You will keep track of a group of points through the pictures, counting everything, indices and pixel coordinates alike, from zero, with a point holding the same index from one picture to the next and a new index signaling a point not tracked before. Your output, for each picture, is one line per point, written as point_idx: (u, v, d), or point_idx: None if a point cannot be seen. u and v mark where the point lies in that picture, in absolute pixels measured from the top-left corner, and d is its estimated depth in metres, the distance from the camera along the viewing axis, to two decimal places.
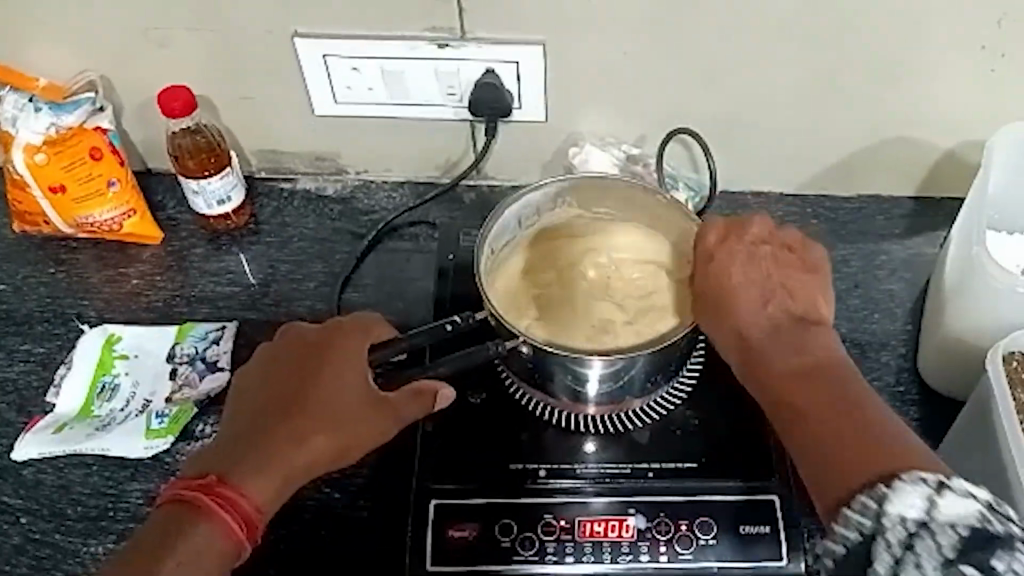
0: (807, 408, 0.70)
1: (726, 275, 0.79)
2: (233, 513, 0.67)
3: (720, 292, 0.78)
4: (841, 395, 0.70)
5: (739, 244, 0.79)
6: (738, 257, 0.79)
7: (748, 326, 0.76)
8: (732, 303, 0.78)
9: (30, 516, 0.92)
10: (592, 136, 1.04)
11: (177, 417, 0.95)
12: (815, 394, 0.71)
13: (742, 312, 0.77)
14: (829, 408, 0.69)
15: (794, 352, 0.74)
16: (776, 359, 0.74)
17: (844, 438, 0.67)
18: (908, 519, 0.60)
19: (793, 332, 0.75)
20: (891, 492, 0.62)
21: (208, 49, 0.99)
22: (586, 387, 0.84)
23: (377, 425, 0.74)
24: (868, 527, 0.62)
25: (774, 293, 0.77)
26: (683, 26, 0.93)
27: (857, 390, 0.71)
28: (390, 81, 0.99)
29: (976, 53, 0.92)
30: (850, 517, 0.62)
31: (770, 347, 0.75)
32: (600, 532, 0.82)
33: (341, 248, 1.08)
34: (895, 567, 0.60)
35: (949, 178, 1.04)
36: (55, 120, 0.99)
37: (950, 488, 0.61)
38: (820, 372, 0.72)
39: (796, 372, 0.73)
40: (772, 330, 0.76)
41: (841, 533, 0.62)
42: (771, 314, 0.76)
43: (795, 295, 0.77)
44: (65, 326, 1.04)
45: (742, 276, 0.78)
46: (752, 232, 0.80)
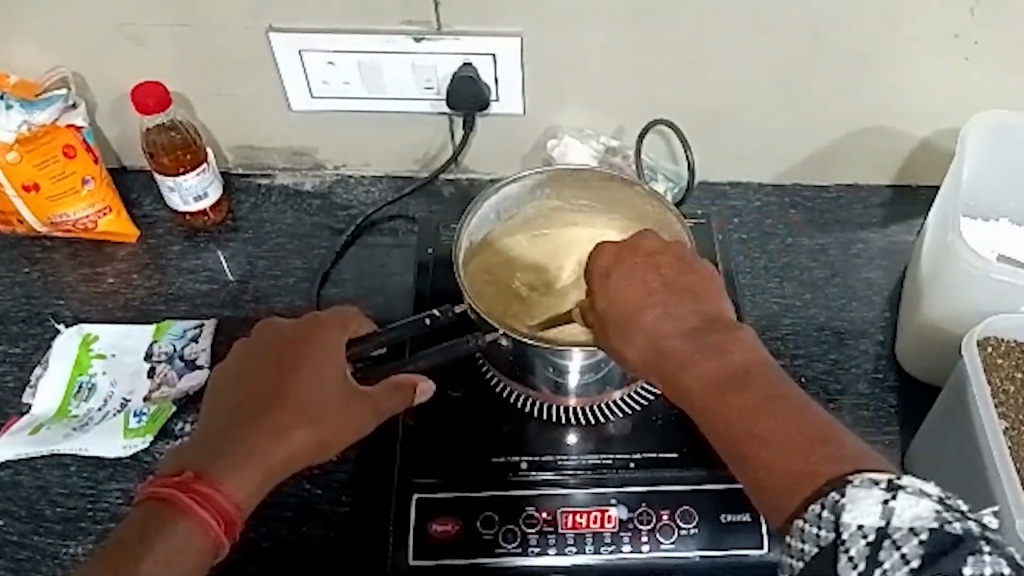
0: (739, 416, 0.62)
1: (625, 285, 0.71)
2: (210, 510, 0.67)
3: (620, 308, 0.70)
4: (771, 397, 0.62)
5: (632, 256, 0.72)
6: (631, 266, 0.72)
7: (658, 335, 0.68)
8: (633, 311, 0.70)
9: (7, 518, 0.91)
10: (570, 129, 1.04)
11: (155, 416, 0.94)
12: (747, 400, 0.62)
13: (647, 320, 0.69)
14: (763, 414, 0.61)
15: (711, 354, 0.65)
16: (692, 366, 0.65)
17: (784, 446, 0.60)
18: (866, 529, 0.52)
19: (704, 333, 0.67)
20: (845, 499, 0.54)
21: (181, 44, 0.98)
22: (567, 378, 0.85)
23: (356, 420, 0.74)
24: (829, 539, 0.54)
25: (672, 296, 0.70)
26: (659, 17, 0.93)
27: (784, 388, 0.63)
28: (367, 75, 0.99)
29: (949, 42, 0.93)
30: (806, 530, 0.56)
31: (685, 353, 0.66)
32: (582, 523, 0.82)
33: (320, 243, 1.08)
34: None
35: (924, 166, 1.05)
36: (27, 118, 0.97)
37: (903, 487, 0.53)
38: (744, 375, 0.64)
39: (718, 380, 0.64)
40: (683, 334, 0.67)
41: (797, 546, 0.56)
42: (679, 317, 0.68)
43: (696, 296, 0.70)
44: (41, 326, 1.03)
45: (635, 282, 0.71)
46: (646, 244, 0.73)
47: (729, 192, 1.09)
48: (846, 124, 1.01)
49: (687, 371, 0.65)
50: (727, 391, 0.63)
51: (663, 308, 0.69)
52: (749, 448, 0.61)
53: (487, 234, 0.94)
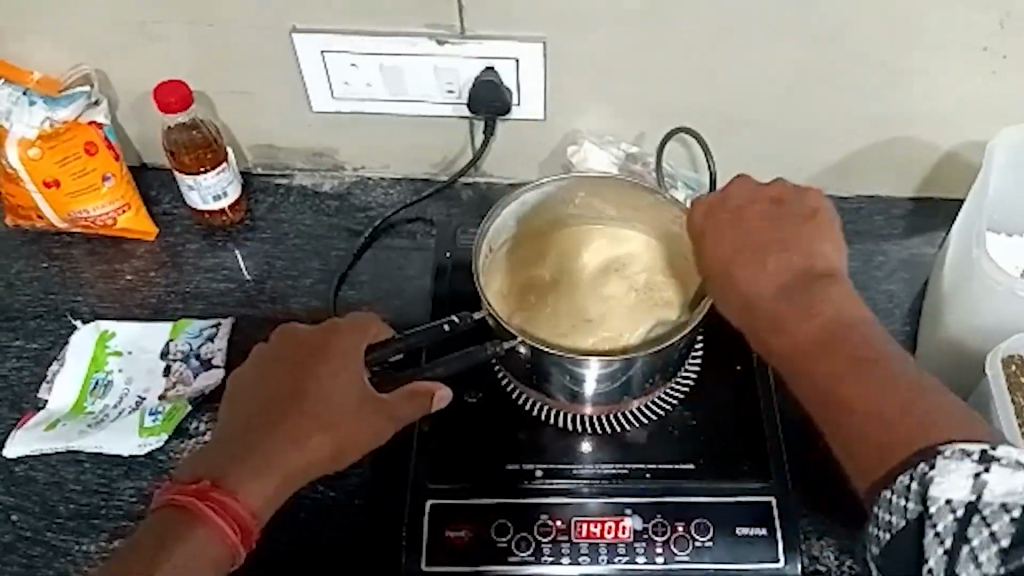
0: (833, 375, 0.67)
1: (720, 243, 0.77)
2: (227, 517, 0.67)
3: (718, 268, 0.76)
4: (867, 360, 0.67)
5: (723, 210, 0.79)
6: (727, 223, 0.78)
7: (755, 293, 0.73)
8: (731, 268, 0.75)
9: (21, 514, 0.92)
10: (591, 134, 1.04)
11: (171, 415, 0.94)
12: (841, 361, 0.67)
13: (742, 277, 0.75)
14: (858, 376, 0.66)
15: (805, 319, 0.70)
16: (789, 329, 0.71)
17: (880, 408, 0.64)
18: (955, 504, 0.55)
19: (803, 292, 0.72)
20: (934, 472, 0.57)
21: (204, 44, 0.98)
22: (583, 387, 0.83)
23: (373, 428, 0.73)
24: (914, 512, 0.57)
25: (770, 250, 0.75)
26: (683, 24, 0.92)
27: (882, 352, 0.68)
28: (388, 77, 0.99)
29: (977, 55, 0.92)
30: (893, 502, 0.59)
31: (781, 312, 0.72)
32: (596, 533, 0.81)
33: (338, 244, 1.08)
34: (948, 560, 0.55)
35: (948, 178, 1.04)
36: (49, 115, 0.99)
37: (997, 461, 0.56)
38: (840, 336, 0.69)
39: (815, 339, 0.69)
40: (781, 290, 0.73)
41: (884, 519, 0.59)
42: (775, 274, 0.74)
43: (795, 249, 0.75)
44: (58, 321, 1.03)
45: (734, 238, 0.77)
46: (735, 194, 0.80)
47: None
48: (870, 135, 1.00)
49: (783, 327, 0.71)
50: (822, 348, 0.69)
51: (761, 265, 0.74)
52: (841, 408, 0.66)
53: (505, 242, 0.94)
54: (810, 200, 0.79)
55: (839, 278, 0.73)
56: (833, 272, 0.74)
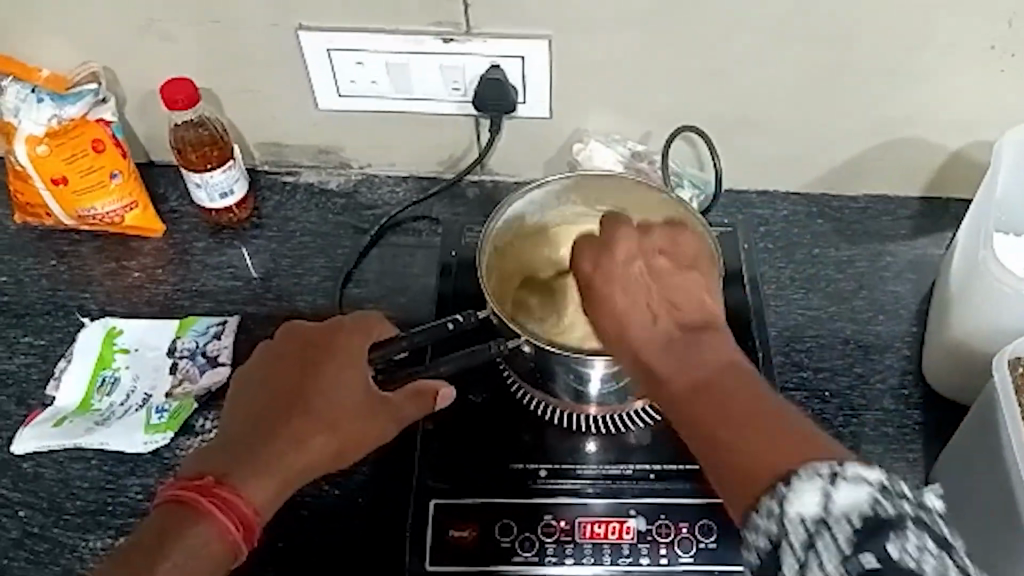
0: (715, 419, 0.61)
1: (610, 301, 0.69)
2: (229, 513, 0.67)
3: (609, 326, 0.69)
4: (744, 399, 0.61)
5: (617, 266, 0.70)
6: (619, 273, 0.70)
7: (639, 349, 0.66)
8: (619, 319, 0.68)
9: (28, 510, 0.92)
10: (597, 133, 1.03)
11: (177, 413, 0.95)
12: (720, 404, 0.61)
13: (630, 332, 0.67)
14: (739, 416, 0.60)
15: (685, 363, 0.64)
16: (671, 377, 0.64)
17: (757, 442, 0.59)
18: (806, 519, 0.53)
19: (689, 341, 0.66)
20: (787, 491, 0.54)
21: (211, 41, 0.99)
22: (587, 386, 0.85)
23: (376, 428, 0.74)
24: (773, 530, 0.54)
25: (657, 300, 0.68)
26: (687, 21, 0.92)
27: (761, 393, 0.62)
28: (394, 75, 0.99)
29: (985, 53, 0.91)
30: (756, 523, 0.55)
31: (664, 364, 0.65)
32: (600, 534, 0.81)
33: (343, 242, 1.08)
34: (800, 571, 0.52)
35: (956, 178, 1.03)
36: (57, 112, 0.99)
37: (843, 476, 0.54)
38: (723, 379, 0.63)
39: (693, 385, 0.63)
40: (661, 345, 0.66)
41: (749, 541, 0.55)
42: (658, 328, 0.67)
43: (676, 299, 0.68)
44: (66, 318, 1.04)
45: (625, 291, 0.69)
46: (621, 249, 0.71)
47: (756, 200, 1.07)
48: (878, 134, 1.00)
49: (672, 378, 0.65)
50: (701, 392, 0.63)
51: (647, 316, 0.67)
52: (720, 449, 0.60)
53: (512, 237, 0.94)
54: (687, 247, 0.73)
55: (720, 328, 0.67)
56: (715, 319, 0.68)
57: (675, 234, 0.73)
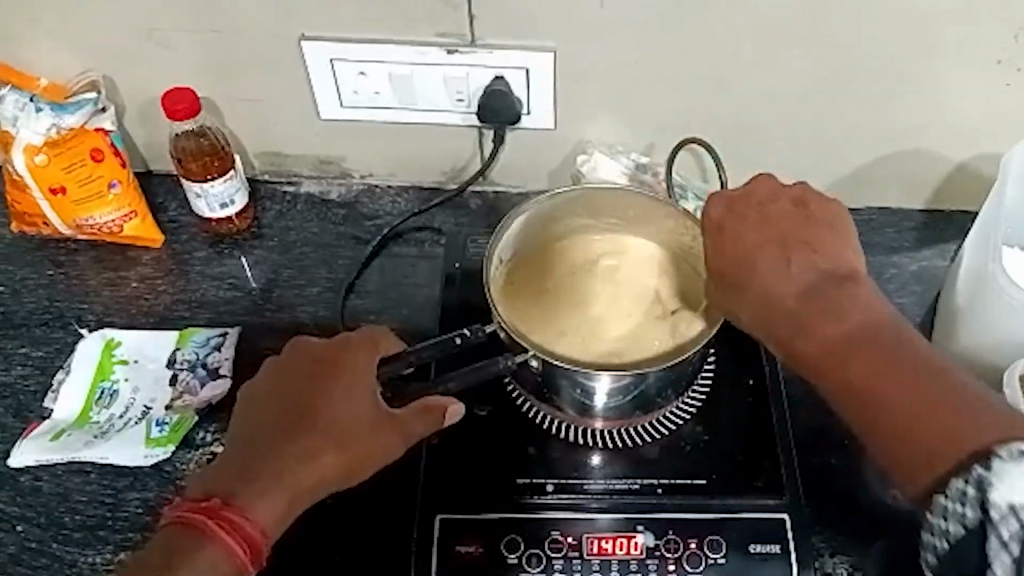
0: (873, 380, 0.67)
1: (740, 240, 0.78)
2: (235, 535, 0.66)
3: (736, 262, 0.77)
4: (906, 362, 0.67)
5: (749, 206, 0.80)
6: (750, 220, 0.79)
7: (776, 294, 0.74)
8: (752, 263, 0.76)
9: (25, 524, 0.91)
10: (601, 145, 1.03)
11: (177, 426, 0.94)
12: (878, 366, 0.67)
13: (763, 272, 0.75)
14: (898, 379, 0.66)
15: (833, 316, 0.71)
16: (819, 331, 0.71)
17: (936, 412, 0.64)
18: (1018, 508, 0.55)
19: (835, 294, 0.72)
20: (993, 476, 0.56)
21: (213, 50, 0.98)
22: (594, 400, 0.83)
23: (384, 447, 0.72)
24: (971, 516, 0.57)
25: (794, 249, 0.76)
26: (695, 31, 0.91)
27: (926, 357, 0.67)
28: (398, 86, 0.98)
29: (991, 67, 0.92)
30: (948, 507, 0.58)
31: (809, 316, 0.72)
32: (608, 549, 0.81)
33: (345, 252, 1.07)
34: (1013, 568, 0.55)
35: (959, 191, 1.03)
36: (56, 121, 0.98)
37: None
38: (874, 335, 0.69)
39: (838, 346, 0.70)
40: (805, 292, 0.73)
41: (937, 524, 0.58)
42: (800, 277, 0.74)
43: (813, 248, 0.76)
44: (64, 329, 1.03)
45: (751, 231, 0.78)
46: (757, 194, 0.80)
47: None
48: (881, 145, 1.00)
49: (819, 331, 0.71)
50: (850, 354, 0.69)
51: (782, 264, 0.75)
52: (883, 412, 0.66)
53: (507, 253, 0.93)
54: (829, 206, 0.80)
55: (864, 281, 0.74)
56: (855, 271, 0.75)
57: (814, 193, 0.80)
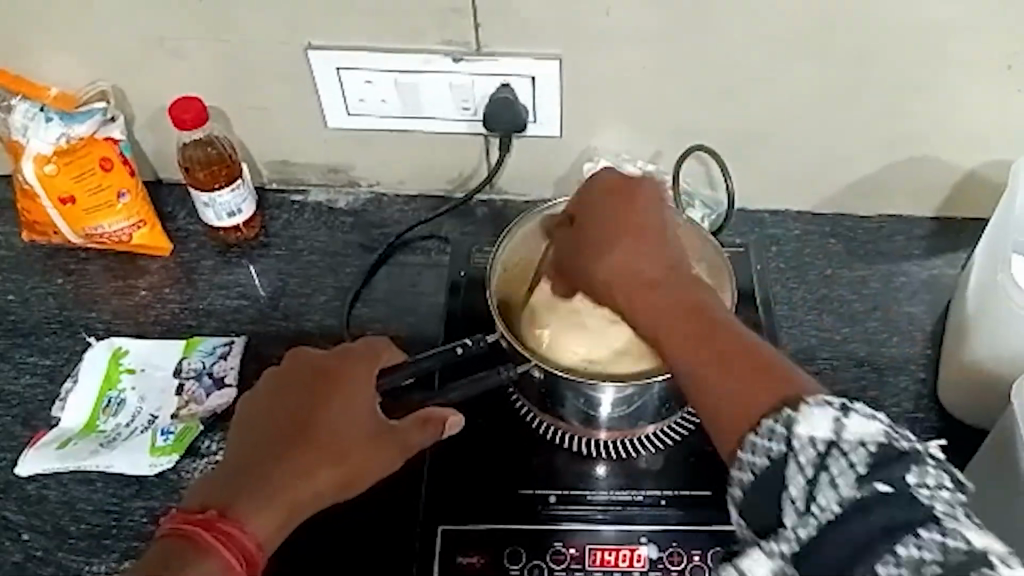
0: (685, 348, 0.67)
1: (603, 225, 0.76)
2: (233, 549, 0.66)
3: (597, 245, 0.76)
4: (716, 329, 0.67)
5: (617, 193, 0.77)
6: (615, 205, 0.76)
7: (625, 275, 0.73)
8: (607, 249, 0.75)
9: (31, 533, 0.91)
10: (608, 152, 1.03)
11: (182, 436, 0.94)
12: (697, 332, 0.68)
13: (620, 257, 0.74)
14: (716, 348, 0.66)
15: (670, 293, 0.71)
16: (655, 307, 0.71)
17: (733, 372, 0.64)
18: (816, 440, 0.56)
19: (669, 279, 0.72)
20: (797, 414, 0.58)
21: (220, 59, 0.98)
22: (597, 410, 0.85)
23: (380, 458, 0.72)
24: (778, 451, 0.58)
25: (651, 233, 0.75)
26: (701, 39, 0.91)
27: (737, 329, 0.67)
28: (404, 93, 0.98)
29: (1001, 74, 0.90)
30: (756, 444, 0.59)
31: (653, 296, 0.71)
32: (611, 562, 0.80)
33: (352, 261, 1.07)
34: (808, 489, 0.56)
35: (970, 199, 1.02)
36: (66, 130, 0.99)
37: (855, 410, 0.57)
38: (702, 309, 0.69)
39: (668, 312, 0.70)
40: (654, 278, 0.72)
41: (747, 460, 0.59)
42: (652, 263, 0.73)
43: (660, 238, 0.74)
44: (72, 338, 1.03)
45: (615, 220, 0.76)
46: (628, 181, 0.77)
47: (768, 220, 1.06)
48: (891, 152, 0.99)
49: (654, 300, 0.71)
50: (677, 321, 0.69)
51: (633, 246, 0.74)
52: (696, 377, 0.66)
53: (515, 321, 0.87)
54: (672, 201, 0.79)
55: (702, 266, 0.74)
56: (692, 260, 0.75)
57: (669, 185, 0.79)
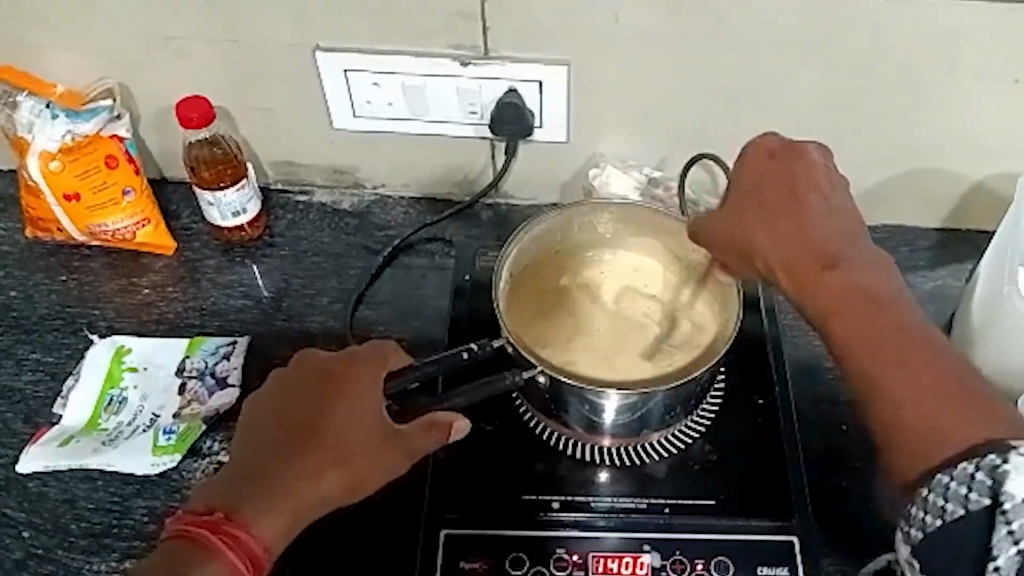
0: (861, 348, 0.66)
1: (746, 208, 0.75)
2: (238, 551, 0.66)
3: (738, 234, 0.75)
4: (901, 333, 0.66)
5: (756, 172, 0.76)
6: (756, 186, 0.76)
7: (776, 258, 0.72)
8: (754, 233, 0.74)
9: (31, 530, 0.91)
10: (614, 158, 1.03)
11: (185, 435, 0.94)
12: (884, 334, 0.66)
13: (766, 241, 0.73)
14: (903, 355, 0.65)
15: (837, 277, 0.69)
16: (823, 292, 0.69)
17: (921, 389, 0.64)
18: None
19: (820, 255, 0.70)
20: (1011, 471, 0.58)
21: (227, 59, 0.98)
22: (602, 418, 0.82)
23: (387, 463, 0.72)
24: (978, 504, 0.58)
25: (800, 213, 0.73)
26: (710, 48, 0.91)
27: (921, 334, 0.66)
28: (411, 96, 0.98)
29: (1009, 86, 0.91)
30: (952, 489, 0.59)
31: (812, 279, 0.70)
32: (613, 569, 0.80)
33: (356, 262, 1.07)
34: (1022, 559, 0.58)
35: (975, 211, 1.03)
36: (71, 128, 0.99)
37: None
38: (881, 300, 0.68)
39: (849, 301, 0.68)
40: (802, 259, 0.71)
41: (938, 504, 0.60)
42: (803, 244, 0.72)
43: (811, 218, 0.73)
44: (75, 335, 1.03)
45: (760, 204, 0.75)
46: (767, 154, 0.77)
47: None
48: (898, 164, 0.99)
49: (832, 288, 0.69)
50: (864, 315, 0.67)
51: (790, 225, 0.73)
52: (869, 381, 0.65)
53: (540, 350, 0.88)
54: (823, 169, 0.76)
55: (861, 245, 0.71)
56: (853, 240, 0.72)
57: (814, 152, 0.77)
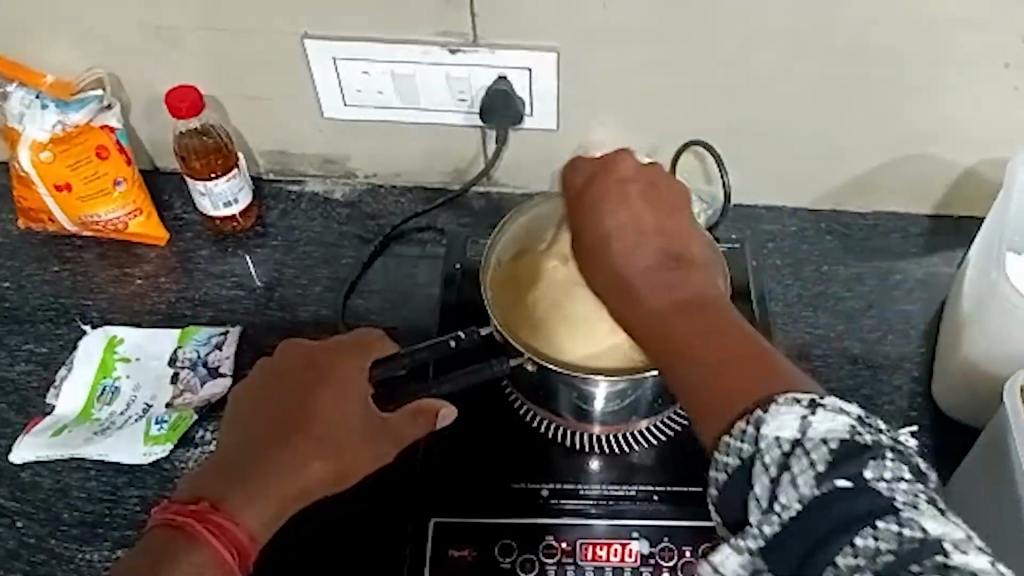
0: (682, 344, 0.65)
1: (597, 215, 0.74)
2: (224, 539, 0.66)
3: (595, 243, 0.73)
4: (716, 328, 0.65)
5: (613, 180, 0.75)
6: (615, 193, 0.74)
7: (623, 270, 0.71)
8: (604, 244, 0.72)
9: (24, 519, 0.91)
10: (604, 146, 1.02)
11: (176, 425, 0.94)
12: (703, 331, 0.65)
13: (615, 253, 0.71)
14: (712, 343, 0.64)
15: (666, 286, 0.69)
16: (648, 299, 0.69)
17: (728, 371, 0.62)
18: (782, 440, 0.56)
19: (660, 269, 0.70)
20: (765, 415, 0.57)
21: (216, 48, 0.98)
22: (591, 405, 0.83)
23: (371, 452, 0.72)
24: (747, 451, 0.57)
25: (649, 228, 0.73)
26: (699, 34, 0.91)
27: (737, 326, 0.66)
28: (401, 85, 0.98)
29: (999, 71, 0.90)
30: (730, 444, 0.58)
31: (650, 285, 0.69)
32: (602, 556, 0.80)
33: (348, 252, 1.07)
34: (772, 489, 0.55)
35: (968, 197, 1.02)
36: (61, 118, 0.98)
37: (823, 406, 0.57)
38: (703, 303, 0.68)
39: (675, 309, 0.67)
40: (647, 270, 0.70)
41: (722, 459, 0.59)
42: (646, 256, 0.71)
43: (654, 231, 0.73)
44: (67, 326, 1.03)
45: (618, 211, 0.73)
46: (623, 167, 0.75)
47: (764, 216, 1.06)
48: (888, 150, 0.99)
49: (658, 298, 0.68)
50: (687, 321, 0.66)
51: (632, 233, 0.72)
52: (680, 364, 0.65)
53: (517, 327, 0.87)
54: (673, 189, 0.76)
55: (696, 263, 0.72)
56: (691, 259, 0.72)
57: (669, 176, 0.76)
